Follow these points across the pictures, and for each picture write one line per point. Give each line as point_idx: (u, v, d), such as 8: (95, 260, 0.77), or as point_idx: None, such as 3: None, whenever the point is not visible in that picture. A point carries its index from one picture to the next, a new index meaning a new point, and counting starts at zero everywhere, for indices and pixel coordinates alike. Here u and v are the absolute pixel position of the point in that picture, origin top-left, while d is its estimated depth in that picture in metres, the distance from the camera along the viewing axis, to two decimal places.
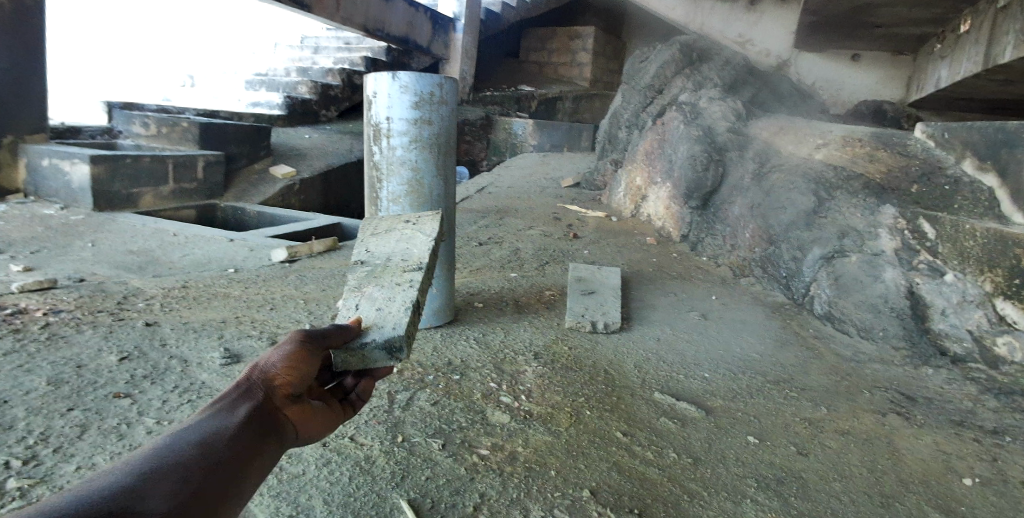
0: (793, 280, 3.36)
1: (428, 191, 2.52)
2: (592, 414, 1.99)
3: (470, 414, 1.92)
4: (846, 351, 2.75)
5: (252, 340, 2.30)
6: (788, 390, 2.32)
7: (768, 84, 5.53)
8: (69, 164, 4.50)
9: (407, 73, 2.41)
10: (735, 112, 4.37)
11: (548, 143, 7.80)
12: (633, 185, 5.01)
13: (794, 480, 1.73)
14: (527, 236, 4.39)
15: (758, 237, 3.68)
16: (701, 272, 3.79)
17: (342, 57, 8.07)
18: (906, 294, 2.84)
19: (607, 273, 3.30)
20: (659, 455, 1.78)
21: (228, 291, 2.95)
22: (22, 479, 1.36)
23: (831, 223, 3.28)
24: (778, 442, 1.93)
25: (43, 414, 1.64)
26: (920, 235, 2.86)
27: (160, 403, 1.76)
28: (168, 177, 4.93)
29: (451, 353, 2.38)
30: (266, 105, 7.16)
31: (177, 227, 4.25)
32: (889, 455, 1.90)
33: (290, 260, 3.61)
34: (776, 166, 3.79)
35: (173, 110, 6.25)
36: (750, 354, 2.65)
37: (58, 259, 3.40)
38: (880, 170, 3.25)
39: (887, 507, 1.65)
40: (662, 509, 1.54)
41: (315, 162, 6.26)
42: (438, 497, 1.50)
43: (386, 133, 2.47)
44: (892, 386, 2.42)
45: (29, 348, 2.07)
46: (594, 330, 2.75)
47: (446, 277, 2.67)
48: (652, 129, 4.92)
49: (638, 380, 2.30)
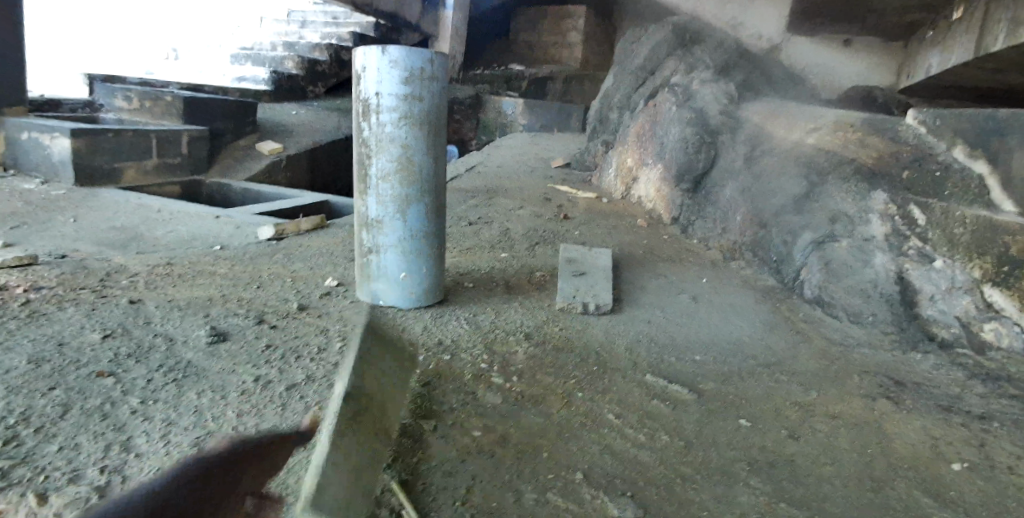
0: (783, 264, 3.37)
1: (418, 168, 2.48)
2: (584, 396, 1.98)
3: (462, 395, 1.90)
4: (835, 335, 2.76)
5: (240, 319, 2.26)
6: (778, 374, 2.32)
7: (760, 67, 5.48)
8: (49, 138, 4.39)
9: (397, 47, 2.35)
10: (728, 94, 4.34)
11: (539, 123, 7.74)
12: (624, 167, 4.98)
13: (785, 463, 1.73)
14: (518, 216, 4.35)
15: (749, 221, 3.68)
16: (691, 255, 3.78)
17: (330, 32, 7.92)
18: (895, 279, 2.85)
19: (597, 254, 3.28)
20: (651, 438, 1.77)
21: (215, 269, 2.90)
22: (3, 460, 1.32)
23: (823, 207, 3.27)
24: (769, 426, 1.93)
25: (24, 393, 1.60)
26: (910, 220, 2.87)
27: (145, 382, 1.72)
28: (152, 152, 4.83)
29: (441, 333, 2.36)
30: (252, 80, 7.02)
31: (161, 203, 4.16)
32: (878, 439, 1.92)
33: (277, 238, 3.55)
34: (768, 150, 3.77)
35: (156, 84, 6.11)
36: (740, 337, 2.66)
37: (38, 234, 3.32)
38: (872, 155, 3.19)
39: (877, 491, 1.66)
40: (656, 493, 1.53)
41: (302, 139, 6.15)
42: (429, 480, 1.48)
43: (374, 109, 2.41)
44: (880, 371, 2.44)
45: (9, 326, 2.02)
46: (585, 312, 2.74)
47: (437, 257, 2.64)
48: (644, 111, 4.88)
49: (629, 362, 2.29)
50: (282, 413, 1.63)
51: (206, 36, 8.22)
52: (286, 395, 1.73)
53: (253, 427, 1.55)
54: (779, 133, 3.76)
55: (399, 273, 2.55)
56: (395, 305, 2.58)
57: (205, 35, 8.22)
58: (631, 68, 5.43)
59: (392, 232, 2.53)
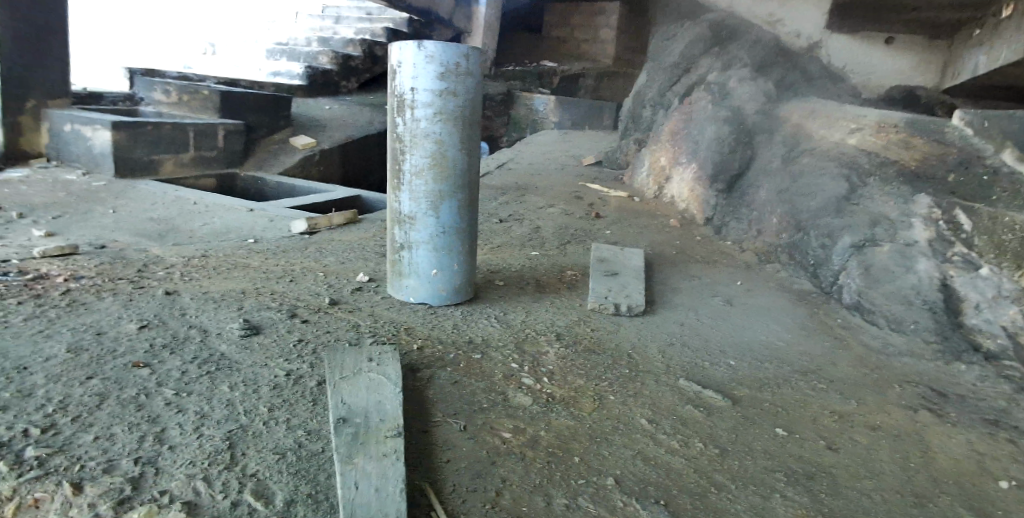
0: (820, 268, 3.25)
1: (451, 164, 2.47)
2: (616, 399, 1.94)
3: (492, 395, 1.88)
4: (875, 342, 2.67)
5: (272, 312, 2.28)
6: (816, 382, 2.25)
7: (800, 65, 5.34)
8: (91, 130, 4.50)
9: (433, 42, 2.33)
10: (766, 93, 4.23)
11: (570, 120, 7.68)
12: (657, 165, 4.90)
13: (825, 475, 1.67)
14: (548, 214, 4.31)
15: (786, 223, 3.57)
16: (725, 257, 3.70)
17: (364, 28, 7.97)
18: (939, 286, 2.74)
19: (630, 254, 3.23)
20: (684, 445, 1.73)
21: (248, 262, 2.93)
22: (41, 448, 1.34)
23: (863, 210, 3.16)
24: (807, 435, 1.87)
25: (63, 382, 1.63)
26: (955, 225, 2.79)
27: (179, 373, 1.74)
28: (188, 145, 4.91)
29: (472, 331, 2.35)
30: (286, 75, 7.11)
31: (197, 196, 4.23)
32: (921, 452, 1.84)
33: (309, 232, 3.58)
34: (807, 150, 3.66)
35: (194, 78, 6.22)
36: (775, 342, 2.59)
37: (79, 225, 3.40)
38: (916, 157, 3.14)
39: (921, 507, 1.58)
40: (689, 502, 1.49)
41: (335, 133, 6.20)
42: (458, 481, 1.46)
43: (409, 105, 2.40)
44: (923, 382, 2.34)
45: (50, 314, 2.06)
46: (616, 313, 2.69)
47: (468, 253, 2.62)
48: (679, 109, 4.79)
49: (662, 365, 2.24)
50: (313, 409, 1.63)
51: (243, 31, 8.36)
52: (317, 390, 1.72)
53: (284, 422, 1.55)
54: (819, 133, 3.66)
55: (430, 270, 2.54)
56: (425, 302, 2.57)
57: (243, 31, 8.36)
58: (665, 66, 5.33)
59: (424, 228, 2.52)
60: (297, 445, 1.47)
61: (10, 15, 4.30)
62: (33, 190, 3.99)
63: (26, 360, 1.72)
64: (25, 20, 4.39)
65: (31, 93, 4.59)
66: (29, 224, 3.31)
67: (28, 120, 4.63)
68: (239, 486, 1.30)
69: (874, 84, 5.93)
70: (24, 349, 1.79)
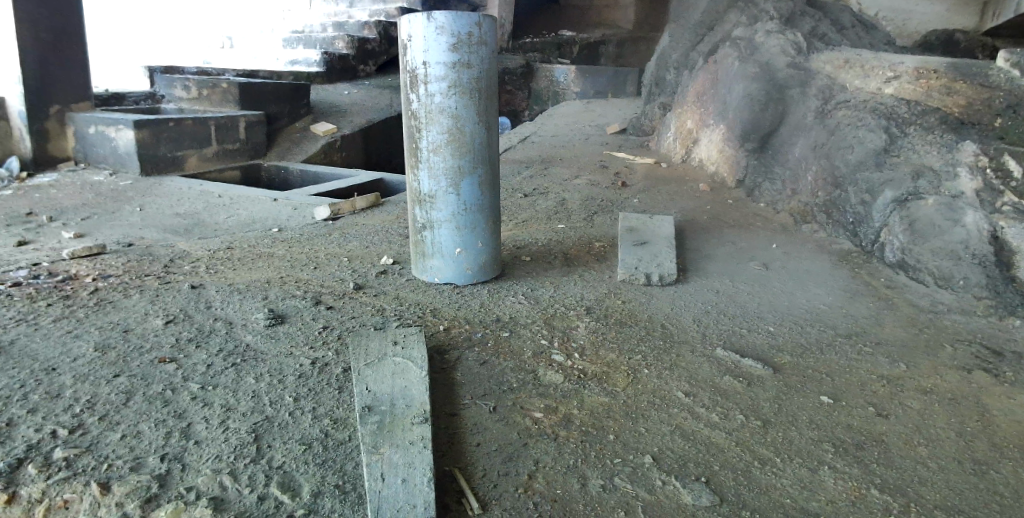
0: (861, 225, 3.07)
1: (469, 139, 2.39)
2: (651, 373, 1.87)
3: (522, 374, 1.83)
4: (922, 301, 2.52)
5: (297, 300, 2.26)
6: (862, 345, 2.14)
7: (830, 14, 5.06)
8: (115, 131, 4.54)
9: (443, 13, 2.24)
10: (797, 44, 4.02)
11: (592, 88, 7.48)
12: (684, 129, 4.72)
13: (875, 445, 1.57)
14: (574, 186, 4.21)
15: (822, 180, 3.37)
16: (759, 220, 3.54)
17: (378, 10, 7.87)
18: (988, 239, 2.58)
19: (659, 221, 3.12)
20: (725, 418, 1.65)
21: (273, 251, 2.91)
22: (69, 449, 1.34)
23: (905, 161, 2.98)
24: (854, 403, 1.77)
25: (90, 381, 1.63)
26: (1005, 173, 2.62)
27: (205, 366, 1.73)
28: (211, 139, 4.94)
29: (499, 309, 2.29)
30: (304, 63, 7.08)
31: (222, 188, 4.25)
32: (978, 416, 1.73)
33: (333, 218, 3.56)
34: (843, 102, 3.45)
35: (213, 72, 6.24)
36: (816, 306, 2.47)
37: (108, 225, 3.44)
38: (958, 103, 2.91)
39: (982, 474, 1.48)
40: (730, 477, 1.42)
41: (355, 118, 6.16)
42: (489, 466, 1.42)
43: (422, 80, 2.32)
44: (977, 340, 2.21)
45: (79, 314, 2.08)
46: (647, 283, 2.61)
47: (491, 231, 2.56)
48: (704, 69, 4.61)
49: (698, 334, 2.16)
50: (339, 397, 1.60)
51: (260, 23, 8.36)
52: (343, 377, 1.70)
53: (310, 412, 1.53)
54: (855, 83, 3.46)
55: (454, 248, 2.49)
56: (451, 281, 2.52)
57: (259, 23, 8.36)
58: (689, 25, 5.21)
59: (446, 206, 2.45)
60: (324, 434, 1.44)
61: (29, 24, 4.34)
62: (62, 193, 4.05)
63: (54, 361, 1.73)
64: (45, 28, 4.44)
65: (55, 97, 4.64)
66: (60, 226, 3.37)
67: (54, 124, 4.70)
68: (266, 479, 1.28)
69: (909, 32, 5.68)
70: (53, 350, 1.80)
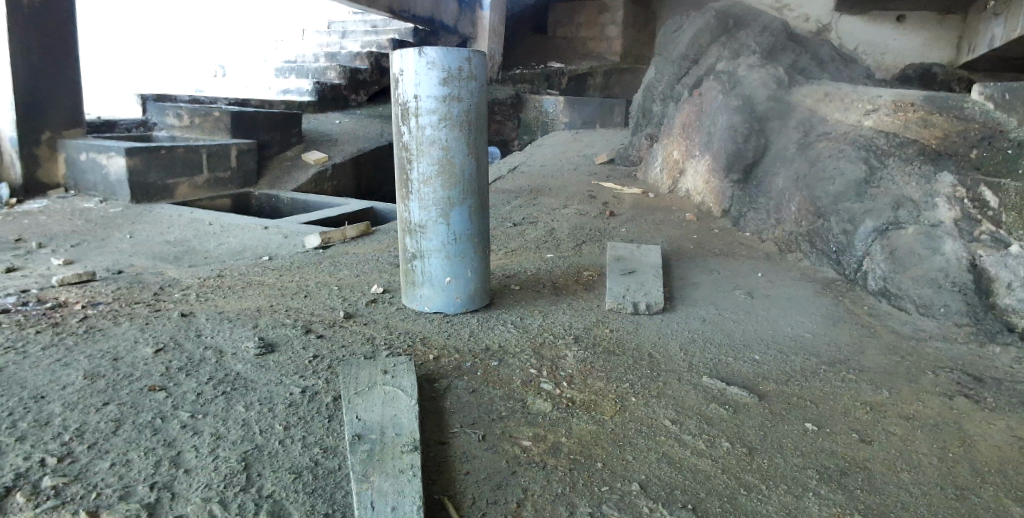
0: (843, 255, 3.14)
1: (459, 171, 2.44)
2: (638, 401, 1.89)
3: (511, 402, 1.84)
4: (905, 329, 2.57)
5: (287, 328, 2.27)
6: (845, 373, 2.18)
7: (809, 49, 5.22)
8: (106, 158, 4.56)
9: (434, 48, 2.31)
10: (777, 79, 4.14)
11: (580, 119, 7.61)
12: (670, 159, 4.82)
13: (858, 471, 1.60)
14: (562, 215, 4.27)
15: (805, 210, 3.44)
16: (744, 249, 3.61)
17: (370, 41, 8.01)
18: (968, 267, 2.64)
19: (646, 250, 3.17)
20: (711, 445, 1.67)
21: (263, 279, 2.93)
22: (57, 477, 1.34)
23: (884, 192, 3.06)
24: (838, 430, 1.80)
25: (79, 409, 1.63)
26: (981, 204, 2.70)
27: (195, 395, 1.73)
28: (202, 166, 4.97)
29: (489, 338, 2.31)
30: (296, 92, 7.17)
31: (213, 216, 4.27)
32: (959, 442, 1.76)
33: (324, 246, 3.58)
34: (823, 134, 3.55)
35: (205, 100, 6.30)
36: (800, 334, 2.51)
37: (97, 252, 3.44)
38: (936, 135, 2.99)
39: (963, 500, 1.51)
40: (717, 505, 1.44)
41: (346, 147, 6.22)
42: (478, 494, 1.43)
43: (414, 112, 2.38)
44: (958, 367, 2.25)
45: (68, 341, 2.08)
46: (635, 311, 2.64)
47: (481, 260, 2.59)
48: (689, 101, 4.72)
49: (684, 362, 2.19)
50: (329, 425, 1.61)
51: (253, 53, 8.47)
52: (333, 406, 1.71)
53: (301, 440, 1.53)
54: (834, 116, 3.56)
55: (443, 277, 2.51)
56: (441, 310, 2.55)
57: (252, 53, 8.47)
58: (673, 58, 5.35)
59: (436, 236, 2.49)
60: (313, 463, 1.45)
61: (22, 49, 4.39)
62: (51, 220, 4.05)
63: (43, 389, 1.73)
64: (38, 54, 4.48)
65: (47, 124, 4.67)
66: (49, 253, 3.36)
67: (45, 151, 4.71)
68: (255, 508, 1.29)
69: (888, 64, 5.90)
70: (41, 378, 1.80)
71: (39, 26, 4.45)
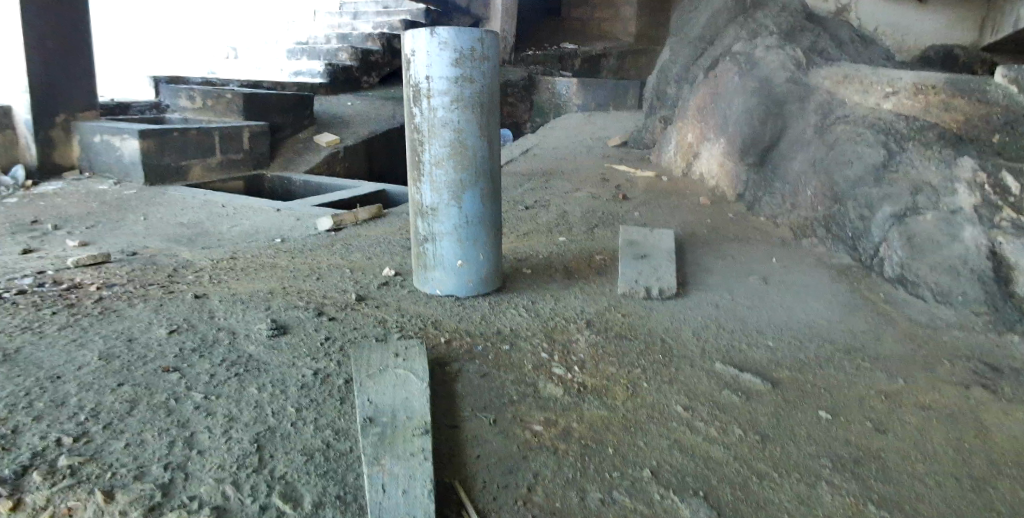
0: (860, 240, 3.08)
1: (471, 153, 2.42)
2: (650, 386, 1.88)
3: (522, 387, 1.84)
4: (921, 316, 2.53)
5: (299, 311, 2.27)
6: (860, 360, 2.15)
7: (828, 30, 5.11)
8: (120, 140, 4.58)
9: (447, 28, 2.28)
10: (795, 60, 4.04)
11: (593, 101, 7.53)
12: (684, 142, 4.75)
13: (872, 460, 1.58)
14: (575, 199, 4.24)
15: (821, 194, 3.39)
16: (759, 234, 3.56)
17: (382, 22, 7.94)
18: (987, 255, 2.58)
19: (659, 235, 3.14)
20: (723, 432, 1.66)
21: (276, 261, 2.94)
22: (73, 457, 1.36)
23: (903, 177, 2.99)
24: (852, 418, 1.78)
25: (94, 389, 1.65)
26: (1002, 189, 2.64)
27: (208, 377, 1.75)
28: (215, 148, 4.98)
29: (500, 322, 2.31)
30: (308, 74, 7.14)
31: (225, 198, 4.28)
32: (977, 433, 1.73)
33: (336, 229, 3.58)
34: (842, 117, 3.47)
35: (217, 82, 6.29)
36: (815, 320, 2.49)
37: (112, 233, 3.47)
38: (957, 119, 2.93)
39: (978, 491, 1.49)
40: (729, 492, 1.43)
41: (357, 129, 6.20)
42: (489, 478, 1.43)
43: (426, 94, 2.35)
44: (976, 356, 2.22)
45: (83, 322, 2.10)
46: (648, 297, 2.62)
47: (493, 243, 2.58)
48: (704, 83, 4.63)
49: (696, 348, 2.18)
50: (341, 408, 1.61)
51: (265, 34, 8.44)
52: (345, 388, 1.71)
53: (312, 423, 1.54)
54: (854, 99, 3.47)
55: (455, 260, 2.51)
56: (453, 293, 2.54)
57: (264, 34, 8.44)
58: (689, 40, 5.26)
59: (447, 219, 2.48)
60: (326, 445, 1.45)
61: (35, 31, 4.39)
62: (67, 202, 4.09)
63: (59, 369, 1.75)
64: (50, 35, 4.48)
65: (61, 105, 4.69)
66: (64, 234, 3.39)
67: (60, 133, 4.74)
68: (268, 489, 1.30)
69: (910, 46, 5.71)
70: (58, 358, 1.82)
71: (50, 7, 4.44)
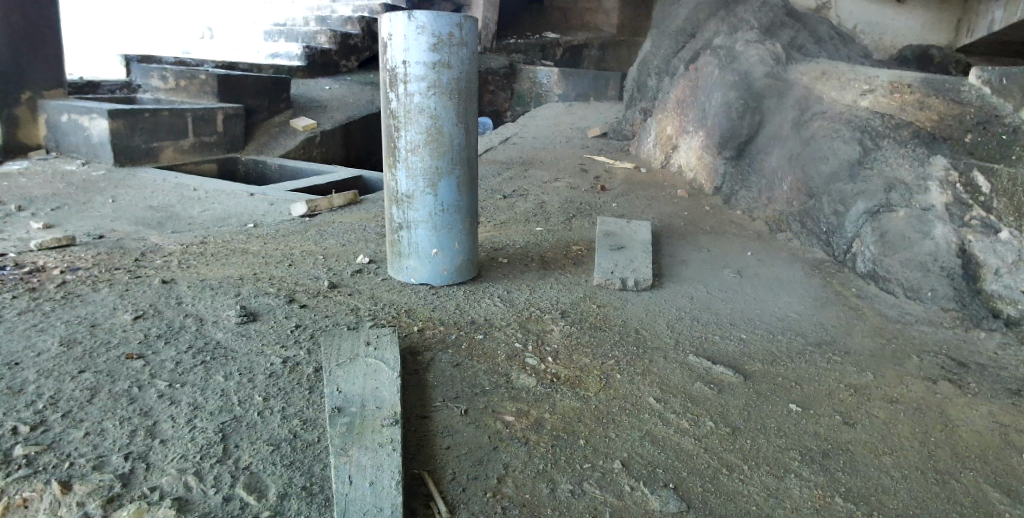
0: (834, 235, 3.13)
1: (448, 140, 2.39)
2: (623, 378, 1.89)
3: (495, 377, 1.83)
4: (891, 311, 2.58)
5: (270, 298, 2.23)
6: (831, 354, 2.18)
7: (808, 26, 5.14)
8: (88, 119, 4.45)
9: (425, 12, 2.24)
10: (774, 55, 4.06)
11: (574, 92, 7.51)
12: (664, 134, 4.76)
13: (840, 453, 1.61)
14: (554, 189, 4.22)
15: (797, 189, 3.42)
16: (735, 227, 3.59)
17: (362, 5, 7.80)
18: (957, 252, 2.63)
19: (636, 227, 3.14)
20: (695, 424, 1.67)
21: (247, 247, 2.88)
22: (29, 446, 1.32)
23: (878, 174, 3.03)
24: (822, 411, 1.80)
25: (53, 376, 1.60)
26: (973, 189, 2.70)
27: (173, 364, 1.70)
28: (188, 130, 4.85)
29: (474, 311, 2.29)
30: (285, 57, 6.99)
31: (197, 182, 4.18)
32: (941, 426, 1.77)
33: (310, 215, 3.53)
34: (819, 113, 3.49)
35: (191, 63, 6.14)
36: (787, 313, 2.51)
37: (78, 216, 3.36)
38: (931, 117, 2.95)
39: (942, 484, 1.52)
40: (699, 484, 1.44)
41: (335, 114, 6.11)
42: (459, 469, 1.42)
43: (402, 79, 2.31)
44: (943, 351, 2.26)
45: (45, 307, 2.03)
46: (623, 288, 2.63)
47: (469, 232, 2.56)
48: (684, 76, 4.63)
49: (671, 340, 2.19)
50: (309, 397, 1.58)
51: (242, 15, 8.25)
52: (314, 377, 1.68)
53: (279, 412, 1.51)
54: (832, 95, 3.47)
55: (430, 249, 2.48)
56: (427, 282, 2.52)
57: (241, 15, 8.25)
58: (670, 31, 5.24)
59: (423, 206, 2.45)
60: (292, 435, 1.43)
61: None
62: (32, 182, 3.96)
63: (18, 356, 1.69)
64: (24, 15, 4.38)
65: (26, 83, 4.53)
66: (28, 216, 3.29)
67: (24, 111, 4.58)
68: (231, 480, 1.27)
69: (886, 44, 5.79)
70: (17, 344, 1.76)
71: None
